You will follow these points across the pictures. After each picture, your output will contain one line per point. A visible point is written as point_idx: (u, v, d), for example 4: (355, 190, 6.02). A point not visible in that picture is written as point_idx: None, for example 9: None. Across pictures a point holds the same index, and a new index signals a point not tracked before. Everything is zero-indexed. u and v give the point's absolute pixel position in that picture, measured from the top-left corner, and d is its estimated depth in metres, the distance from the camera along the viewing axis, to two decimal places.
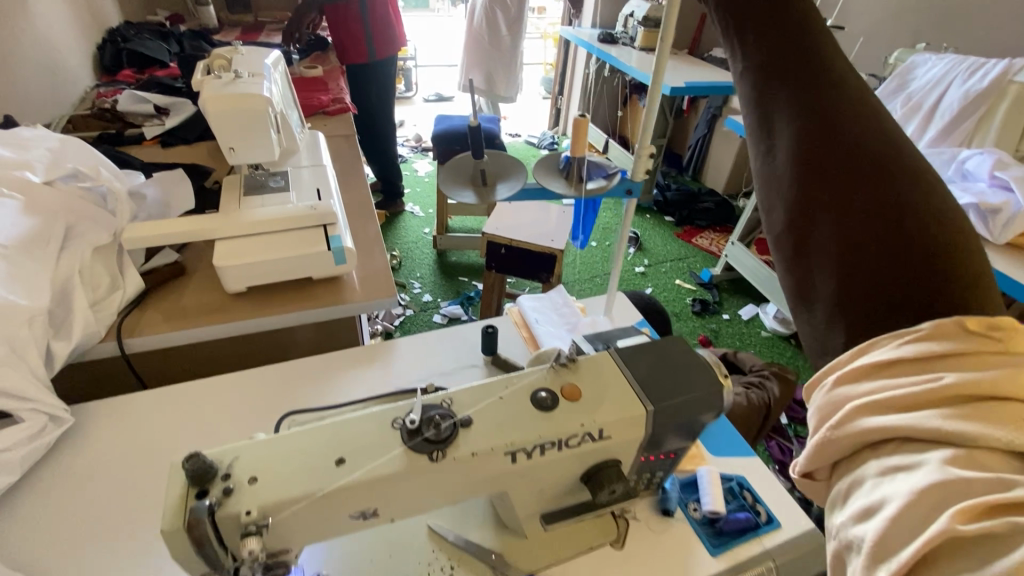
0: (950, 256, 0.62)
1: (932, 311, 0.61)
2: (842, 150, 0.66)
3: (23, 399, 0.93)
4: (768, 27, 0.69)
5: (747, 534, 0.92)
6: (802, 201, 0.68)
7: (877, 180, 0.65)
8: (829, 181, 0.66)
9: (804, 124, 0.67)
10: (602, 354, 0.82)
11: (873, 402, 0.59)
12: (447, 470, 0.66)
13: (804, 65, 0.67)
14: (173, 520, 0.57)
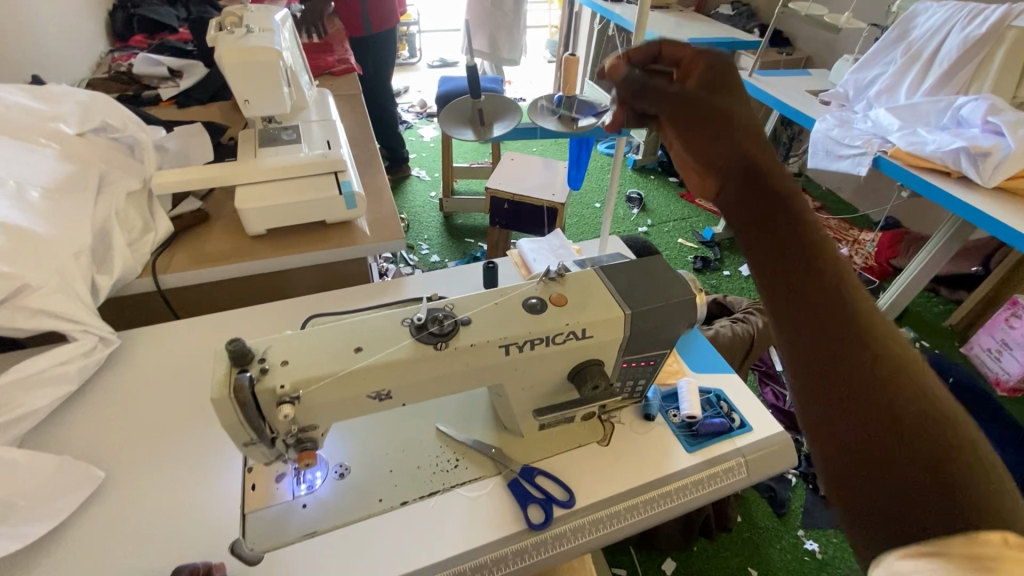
0: (894, 382, 0.42)
1: (951, 517, 0.38)
2: (801, 260, 0.46)
3: (76, 322, 1.05)
4: (705, 138, 0.57)
5: (721, 436, 1.03)
6: (802, 337, 0.45)
7: (851, 324, 0.44)
8: (765, 263, 0.48)
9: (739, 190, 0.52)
10: (587, 270, 0.91)
11: (914, 568, 0.37)
12: (450, 358, 0.77)
13: (750, 173, 0.52)
14: (220, 390, 0.68)
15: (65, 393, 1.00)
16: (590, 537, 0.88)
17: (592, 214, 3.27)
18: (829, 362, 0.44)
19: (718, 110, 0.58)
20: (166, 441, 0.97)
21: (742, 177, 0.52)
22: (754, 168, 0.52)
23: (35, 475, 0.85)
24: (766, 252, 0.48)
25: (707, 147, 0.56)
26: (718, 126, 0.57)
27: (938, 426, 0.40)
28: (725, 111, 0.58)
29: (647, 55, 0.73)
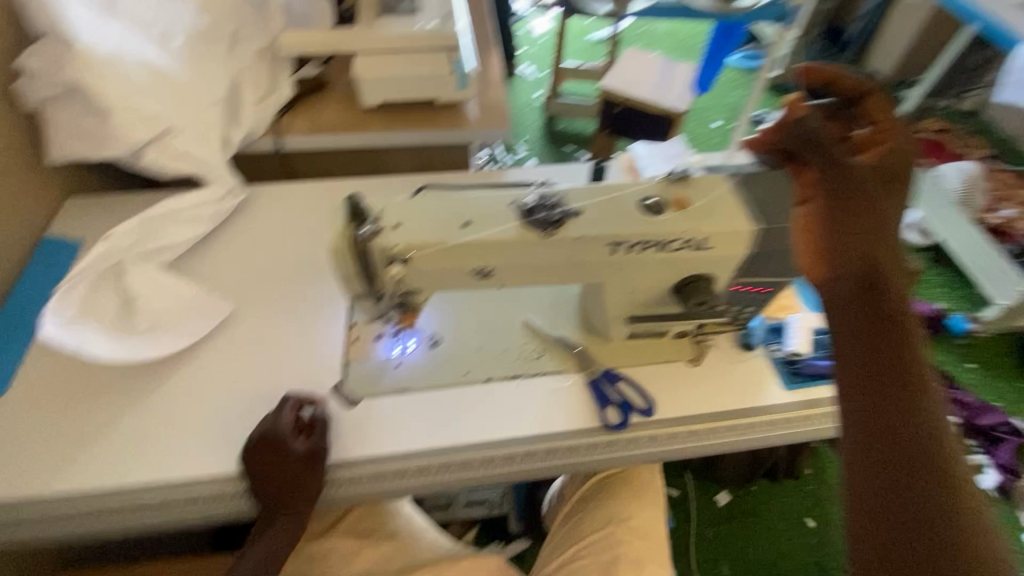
0: (961, 517, 0.47)
1: None
2: (874, 324, 0.55)
3: (210, 168, 1.14)
4: (849, 232, 0.59)
5: (823, 379, 0.95)
6: (861, 404, 0.53)
7: (909, 404, 0.52)
8: (853, 348, 0.55)
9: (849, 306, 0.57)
10: (717, 176, 0.81)
11: None
12: (556, 246, 0.74)
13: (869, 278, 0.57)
14: (340, 242, 0.71)
15: (201, 232, 1.10)
16: (660, 448, 0.89)
17: (709, 134, 2.88)
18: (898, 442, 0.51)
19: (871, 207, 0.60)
20: (282, 289, 1.05)
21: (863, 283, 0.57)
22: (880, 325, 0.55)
23: (182, 295, 0.99)
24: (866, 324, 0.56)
25: (850, 239, 0.59)
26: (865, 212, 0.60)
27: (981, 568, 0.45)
28: (872, 209, 0.60)
29: (847, 95, 0.71)
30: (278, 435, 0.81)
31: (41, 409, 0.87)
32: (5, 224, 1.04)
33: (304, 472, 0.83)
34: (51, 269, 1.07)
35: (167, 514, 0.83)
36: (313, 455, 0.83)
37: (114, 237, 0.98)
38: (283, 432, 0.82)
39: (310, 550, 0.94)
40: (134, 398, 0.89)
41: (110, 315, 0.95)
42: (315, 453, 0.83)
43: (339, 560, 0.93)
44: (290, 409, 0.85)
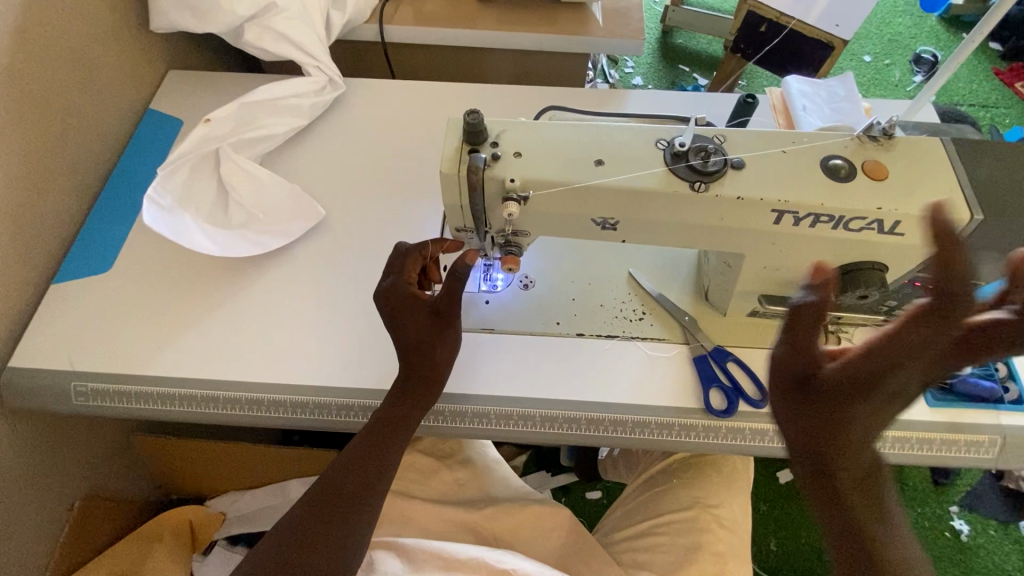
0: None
1: None
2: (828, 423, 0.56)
3: (311, 55, 1.05)
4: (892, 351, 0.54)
5: (979, 404, 0.79)
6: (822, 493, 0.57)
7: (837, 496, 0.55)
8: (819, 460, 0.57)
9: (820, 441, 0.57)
10: (930, 139, 0.63)
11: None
12: (705, 206, 0.61)
13: (859, 441, 0.56)
14: (451, 165, 0.62)
15: (298, 126, 1.03)
16: (766, 444, 0.79)
17: (858, 69, 2.41)
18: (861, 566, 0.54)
19: (925, 356, 0.54)
20: (375, 200, 0.98)
21: (844, 458, 0.56)
22: (863, 487, 0.56)
23: (276, 192, 0.95)
24: (832, 484, 0.56)
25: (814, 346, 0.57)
26: (911, 353, 0.54)
27: None
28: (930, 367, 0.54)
29: None
30: (404, 292, 0.72)
31: (145, 291, 0.89)
32: (111, 94, 1.01)
33: (434, 335, 0.73)
34: (155, 147, 1.05)
35: (245, 415, 0.82)
36: (444, 316, 0.72)
37: (213, 122, 0.94)
38: (409, 290, 0.72)
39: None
40: (229, 295, 0.89)
41: (208, 205, 0.93)
42: (445, 312, 0.72)
43: (415, 477, 0.94)
44: (414, 263, 0.73)
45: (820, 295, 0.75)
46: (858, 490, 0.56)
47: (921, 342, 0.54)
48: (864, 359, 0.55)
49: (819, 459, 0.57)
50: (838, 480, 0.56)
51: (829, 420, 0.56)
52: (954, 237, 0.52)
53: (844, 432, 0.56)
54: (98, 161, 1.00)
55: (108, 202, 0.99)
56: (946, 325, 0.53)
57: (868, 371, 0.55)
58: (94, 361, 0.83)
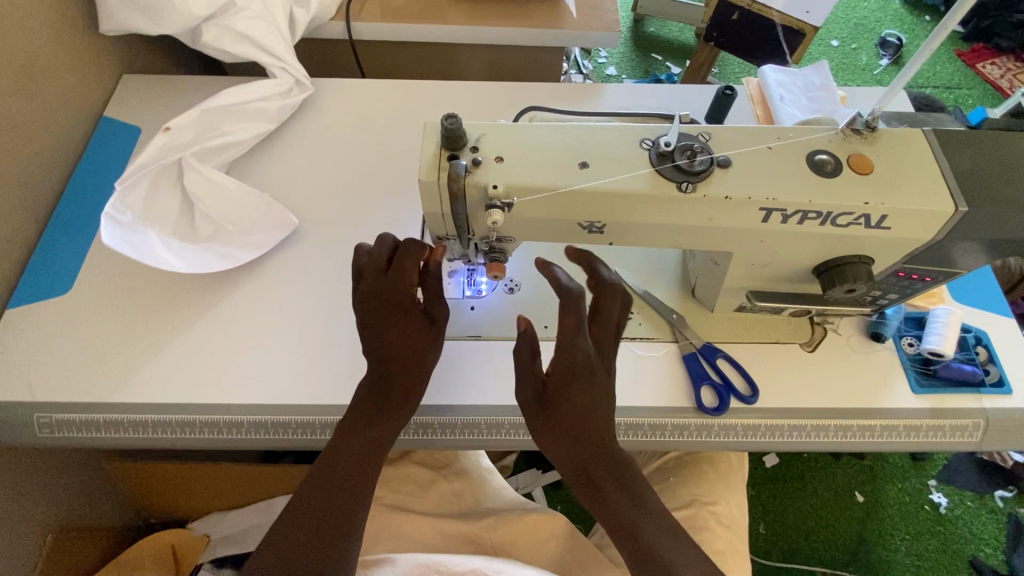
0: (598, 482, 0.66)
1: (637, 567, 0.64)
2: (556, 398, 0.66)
3: (275, 57, 1.00)
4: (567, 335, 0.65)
5: (963, 388, 0.81)
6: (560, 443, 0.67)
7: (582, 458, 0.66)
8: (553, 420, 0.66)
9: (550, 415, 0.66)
10: (912, 131, 0.63)
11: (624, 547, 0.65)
12: (693, 206, 0.59)
13: (594, 444, 0.66)
14: (430, 174, 0.59)
15: (265, 131, 0.98)
16: (758, 439, 0.79)
17: (826, 54, 2.43)
18: (633, 553, 0.64)
19: (595, 390, 0.66)
20: (351, 206, 0.95)
21: (589, 458, 0.66)
22: (603, 475, 0.66)
23: (244, 203, 0.90)
24: (594, 486, 0.66)
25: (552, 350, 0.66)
26: (589, 392, 0.66)
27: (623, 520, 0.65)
28: (595, 392, 0.66)
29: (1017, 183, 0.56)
30: (399, 293, 0.69)
31: (110, 313, 0.84)
32: (61, 103, 0.95)
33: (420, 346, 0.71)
34: (113, 158, 0.99)
35: (224, 438, 0.78)
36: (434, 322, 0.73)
37: (173, 131, 0.89)
38: (405, 292, 0.69)
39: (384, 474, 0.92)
40: (201, 313, 0.84)
41: (172, 219, 0.88)
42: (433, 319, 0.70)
43: (413, 491, 0.92)
44: (415, 263, 0.69)
45: (808, 289, 0.74)
46: (620, 489, 0.66)
47: (571, 355, 0.65)
48: (564, 381, 0.66)
49: (583, 471, 0.66)
50: (604, 481, 0.66)
51: (559, 428, 0.66)
52: (607, 280, 0.68)
53: (579, 442, 0.66)
54: (51, 176, 0.94)
55: (65, 219, 0.93)
56: (569, 316, 0.65)
57: (561, 394, 0.66)
58: (58, 391, 0.78)
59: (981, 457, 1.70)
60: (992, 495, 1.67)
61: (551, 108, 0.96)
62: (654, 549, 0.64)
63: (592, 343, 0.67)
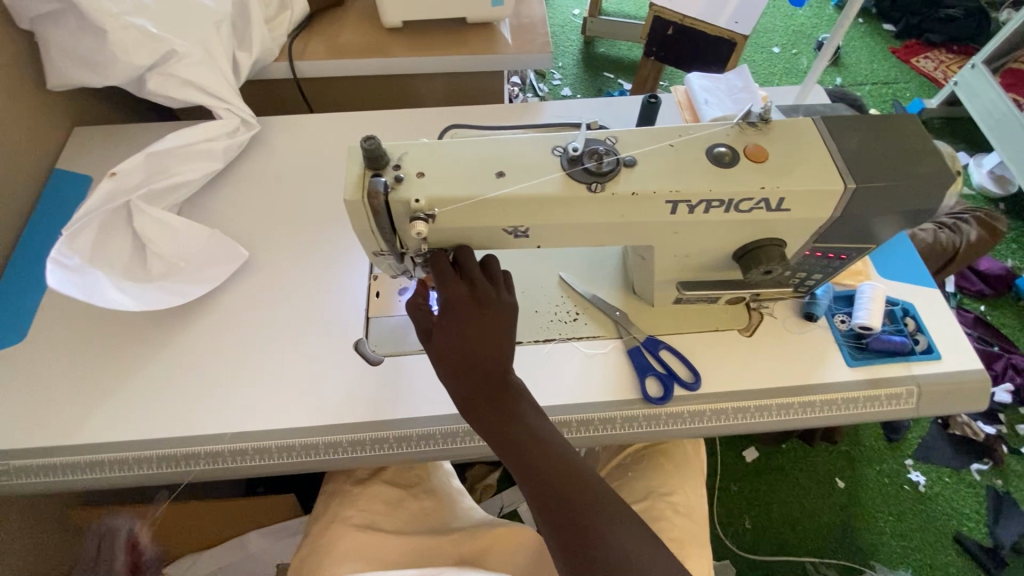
0: (503, 417, 0.64)
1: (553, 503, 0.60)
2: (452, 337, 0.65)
3: (220, 99, 1.04)
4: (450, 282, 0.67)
5: (894, 358, 0.85)
6: (462, 382, 0.65)
7: (486, 394, 0.65)
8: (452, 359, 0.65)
9: (447, 354, 0.65)
10: (803, 119, 0.68)
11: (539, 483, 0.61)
12: (605, 204, 0.64)
13: (495, 383, 0.65)
14: (355, 193, 0.62)
15: (214, 170, 1.01)
16: (705, 424, 0.82)
17: (769, 60, 2.55)
18: (544, 496, 0.61)
19: (491, 332, 0.65)
20: (301, 235, 0.98)
21: (491, 398, 0.65)
22: (501, 409, 0.65)
23: (194, 240, 0.93)
24: (496, 427, 0.64)
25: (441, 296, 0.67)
26: (483, 332, 0.65)
27: (538, 457, 0.62)
28: (492, 332, 0.66)
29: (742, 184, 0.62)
30: None
31: (64, 357, 0.85)
32: (11, 158, 0.98)
33: None
34: (66, 208, 1.02)
35: (182, 471, 0.79)
36: None
37: (120, 175, 0.91)
38: None
39: (354, 494, 0.91)
40: (155, 350, 0.86)
41: (122, 261, 0.90)
42: None
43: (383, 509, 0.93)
44: None
45: (734, 275, 0.79)
46: (526, 432, 0.64)
47: (458, 308, 0.65)
48: (453, 333, 0.65)
49: (482, 411, 0.65)
50: (507, 422, 0.64)
51: (453, 370, 0.65)
52: (471, 254, 0.67)
53: (475, 381, 0.65)
54: (2, 228, 0.96)
55: (18, 270, 0.94)
56: (447, 283, 0.66)
57: (452, 344, 0.65)
58: (13, 438, 0.78)
59: (954, 433, 1.73)
60: (969, 469, 1.70)
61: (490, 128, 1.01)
62: (559, 486, 0.61)
63: (478, 294, 0.66)
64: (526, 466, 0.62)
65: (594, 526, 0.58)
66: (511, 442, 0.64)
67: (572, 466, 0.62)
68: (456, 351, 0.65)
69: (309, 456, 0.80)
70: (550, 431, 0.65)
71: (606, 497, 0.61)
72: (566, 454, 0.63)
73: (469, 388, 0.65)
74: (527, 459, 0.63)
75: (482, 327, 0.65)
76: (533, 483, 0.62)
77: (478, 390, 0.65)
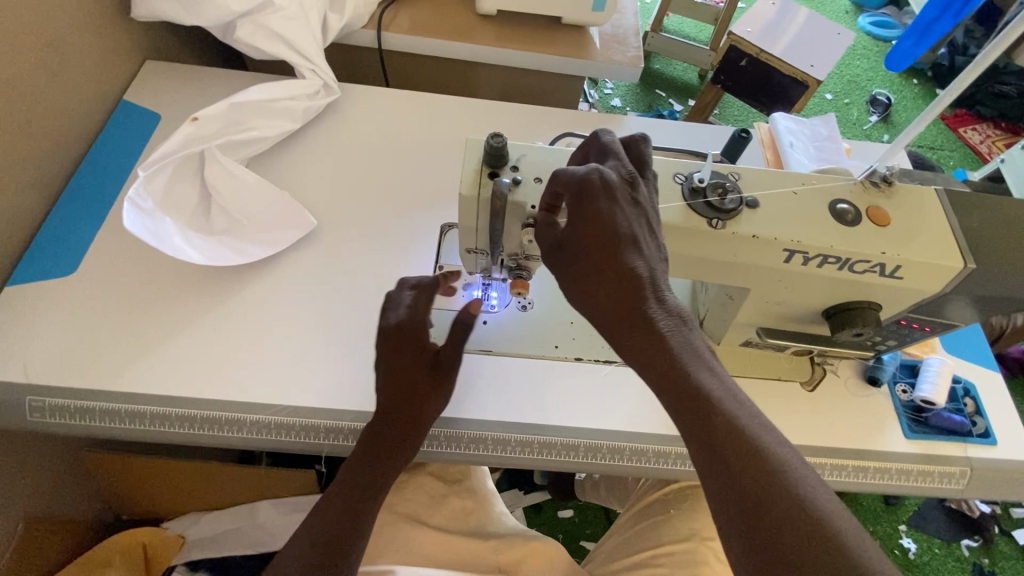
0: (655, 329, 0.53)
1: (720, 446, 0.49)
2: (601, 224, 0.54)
3: (306, 59, 1.01)
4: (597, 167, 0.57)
5: (950, 436, 0.84)
6: (609, 283, 0.54)
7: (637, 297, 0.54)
8: (598, 256, 0.54)
9: (593, 247, 0.54)
10: (926, 188, 0.66)
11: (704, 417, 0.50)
12: (720, 242, 0.62)
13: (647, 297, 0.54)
14: (471, 188, 0.60)
15: (290, 130, 0.98)
16: None
17: (821, 106, 2.55)
18: (707, 438, 0.49)
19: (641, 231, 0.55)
20: (369, 212, 0.95)
21: (641, 306, 0.54)
22: (653, 325, 0.53)
23: (264, 199, 0.90)
24: (649, 351, 0.53)
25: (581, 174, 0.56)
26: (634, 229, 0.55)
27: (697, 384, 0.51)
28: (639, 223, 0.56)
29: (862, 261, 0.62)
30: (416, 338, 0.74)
31: (117, 299, 0.82)
32: (84, 84, 0.94)
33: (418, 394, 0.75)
34: (129, 142, 0.98)
35: (223, 436, 0.77)
36: (439, 371, 0.75)
37: (201, 121, 0.89)
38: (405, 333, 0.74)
39: None
40: (210, 307, 0.83)
41: (190, 208, 0.87)
42: (444, 364, 0.75)
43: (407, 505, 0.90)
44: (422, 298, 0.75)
45: (816, 330, 0.77)
46: (687, 355, 0.53)
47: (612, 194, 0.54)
48: (602, 226, 0.54)
49: (634, 327, 0.54)
50: (666, 340, 0.53)
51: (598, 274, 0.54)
52: (645, 146, 0.60)
53: (628, 292, 0.54)
54: (66, 154, 0.92)
55: (74, 200, 0.91)
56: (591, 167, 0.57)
57: (598, 237, 0.54)
58: (57, 374, 0.76)
59: (950, 506, 1.74)
60: (959, 543, 1.71)
61: (574, 134, 0.99)
62: (735, 429, 0.49)
63: (634, 184, 0.56)
64: (688, 390, 0.51)
65: (778, 472, 0.47)
66: (669, 362, 0.52)
67: (743, 406, 0.51)
68: (602, 241, 0.54)
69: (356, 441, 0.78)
70: (712, 362, 0.54)
71: (786, 447, 0.50)
72: (733, 391, 0.52)
73: (620, 286, 0.54)
74: (686, 386, 0.51)
75: (637, 227, 0.55)
76: (694, 416, 0.50)
77: (629, 295, 0.54)
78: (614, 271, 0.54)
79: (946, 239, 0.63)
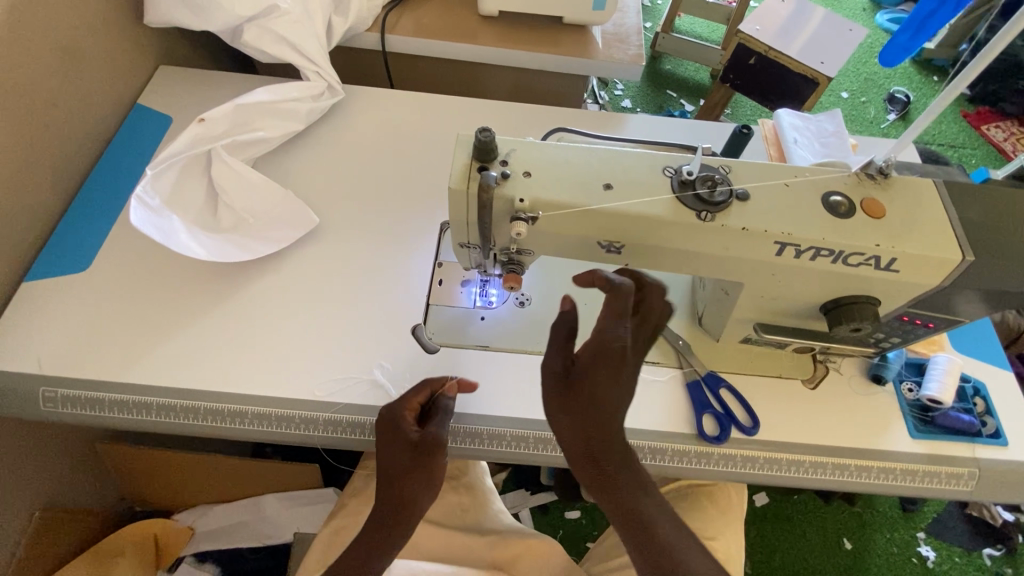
0: (620, 471, 0.67)
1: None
2: (589, 385, 0.65)
3: (311, 61, 1.03)
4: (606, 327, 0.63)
5: (959, 437, 0.82)
6: (587, 427, 0.66)
7: (607, 446, 0.66)
8: (582, 409, 0.65)
9: (579, 401, 0.65)
10: (924, 180, 0.65)
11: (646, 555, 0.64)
12: (711, 235, 0.62)
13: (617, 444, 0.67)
14: (460, 182, 0.61)
15: (295, 130, 1.01)
16: (757, 471, 0.80)
17: (837, 104, 2.50)
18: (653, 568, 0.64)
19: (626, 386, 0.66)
20: (370, 210, 0.97)
21: (612, 454, 0.66)
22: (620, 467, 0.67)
23: (270, 198, 0.93)
24: (615, 487, 0.66)
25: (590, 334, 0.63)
26: (619, 388, 0.65)
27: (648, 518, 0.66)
28: (623, 379, 0.65)
29: (856, 254, 0.61)
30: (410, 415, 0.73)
31: (127, 296, 0.85)
32: (100, 88, 0.98)
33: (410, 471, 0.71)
34: (141, 144, 1.01)
35: (225, 428, 0.79)
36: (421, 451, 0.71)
37: (207, 122, 0.91)
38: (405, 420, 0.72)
39: None
40: (215, 302, 0.86)
41: (196, 207, 0.90)
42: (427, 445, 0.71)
43: None
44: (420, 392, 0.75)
45: (815, 326, 0.76)
46: (643, 494, 0.67)
47: (602, 359, 0.63)
48: (591, 388, 0.65)
49: (604, 466, 0.66)
50: (626, 484, 0.67)
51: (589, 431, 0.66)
52: (661, 297, 0.64)
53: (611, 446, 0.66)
54: (81, 156, 0.96)
55: (89, 199, 0.94)
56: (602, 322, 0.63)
57: (585, 391, 0.65)
58: (69, 367, 0.78)
59: (972, 513, 1.65)
60: (980, 552, 1.61)
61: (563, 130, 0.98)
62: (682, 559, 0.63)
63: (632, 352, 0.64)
64: (643, 523, 0.65)
65: None
66: (629, 500, 0.66)
67: (681, 532, 0.66)
68: (586, 397, 0.65)
69: (354, 433, 0.79)
70: (658, 493, 0.68)
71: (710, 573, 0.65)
72: (676, 523, 0.67)
73: (597, 436, 0.66)
74: (636, 525, 0.65)
75: (623, 389, 0.66)
76: (638, 552, 0.65)
77: (603, 444, 0.66)
78: (597, 424, 0.65)
79: (944, 230, 0.62)
